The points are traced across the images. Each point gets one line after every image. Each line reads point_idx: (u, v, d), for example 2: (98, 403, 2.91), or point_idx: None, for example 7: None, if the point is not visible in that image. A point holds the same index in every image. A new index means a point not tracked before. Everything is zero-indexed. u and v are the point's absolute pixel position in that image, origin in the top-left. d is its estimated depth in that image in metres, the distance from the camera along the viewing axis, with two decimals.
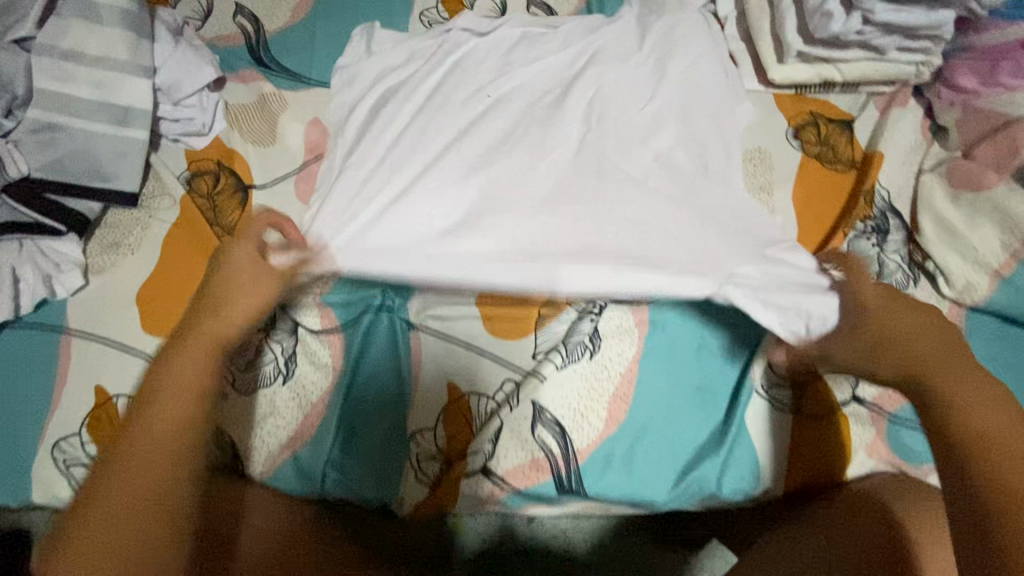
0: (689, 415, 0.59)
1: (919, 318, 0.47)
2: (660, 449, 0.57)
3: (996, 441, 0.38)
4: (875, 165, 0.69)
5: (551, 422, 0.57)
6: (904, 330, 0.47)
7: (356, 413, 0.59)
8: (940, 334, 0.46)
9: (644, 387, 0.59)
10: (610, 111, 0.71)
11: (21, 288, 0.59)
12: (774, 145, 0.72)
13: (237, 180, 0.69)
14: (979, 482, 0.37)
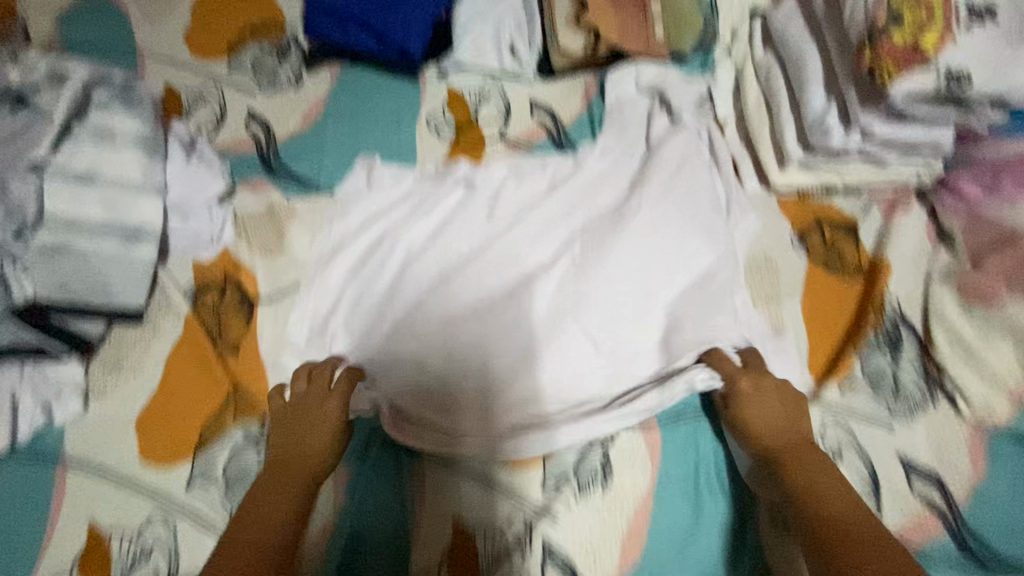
0: (710, 539, 0.57)
1: (770, 408, 0.58)
2: None
3: (833, 512, 0.49)
4: (881, 275, 0.69)
5: (562, 563, 0.55)
6: (759, 417, 0.58)
7: (361, 546, 0.58)
8: (787, 416, 0.58)
9: (658, 522, 0.57)
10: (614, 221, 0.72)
11: (21, 415, 0.59)
12: (779, 252, 0.72)
13: (242, 294, 0.68)
14: (808, 512, 0.50)
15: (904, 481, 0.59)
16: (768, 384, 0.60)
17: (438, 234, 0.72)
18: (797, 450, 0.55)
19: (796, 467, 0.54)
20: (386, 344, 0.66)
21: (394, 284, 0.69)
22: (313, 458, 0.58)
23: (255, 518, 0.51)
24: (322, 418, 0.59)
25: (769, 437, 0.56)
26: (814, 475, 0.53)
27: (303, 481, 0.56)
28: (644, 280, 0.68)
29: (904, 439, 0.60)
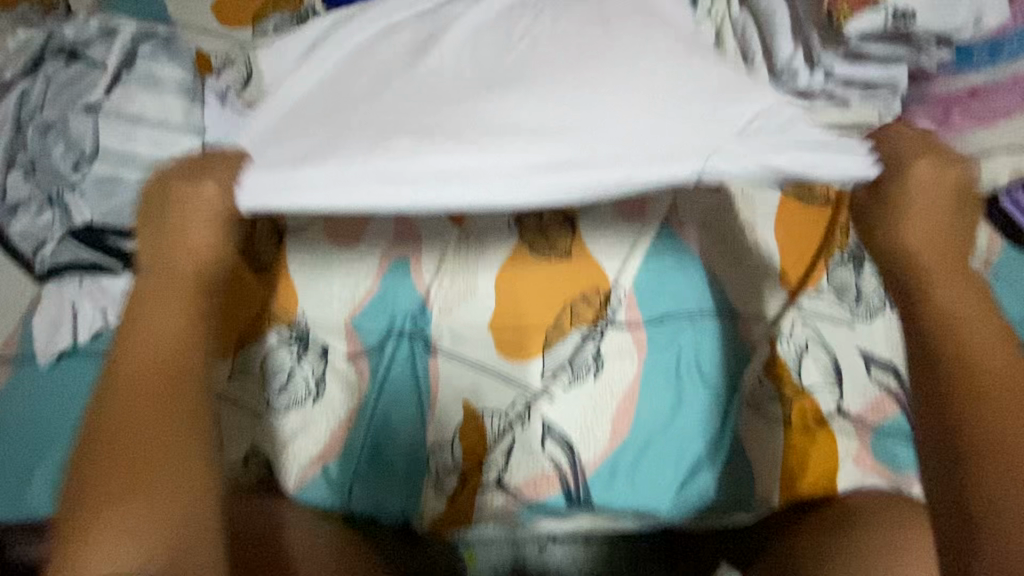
0: (691, 421, 0.64)
1: (926, 229, 0.50)
2: (663, 460, 0.63)
3: (966, 346, 0.44)
4: (846, 201, 0.75)
5: (560, 439, 0.62)
6: (922, 232, 0.50)
7: (381, 427, 0.63)
8: (949, 229, 0.50)
9: (645, 401, 0.64)
10: None
11: (80, 321, 0.66)
12: (755, 185, 0.79)
13: None
14: (919, 313, 0.47)
15: (863, 372, 0.66)
16: (949, 187, 0.50)
17: None
18: (968, 323, 0.45)
19: (951, 277, 0.48)
20: None
21: None
22: (176, 325, 0.46)
23: (143, 398, 0.43)
24: (187, 343, 0.46)
25: (916, 231, 0.50)
26: (954, 281, 0.48)
27: (176, 351, 0.45)
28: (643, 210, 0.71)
29: (864, 337, 0.68)
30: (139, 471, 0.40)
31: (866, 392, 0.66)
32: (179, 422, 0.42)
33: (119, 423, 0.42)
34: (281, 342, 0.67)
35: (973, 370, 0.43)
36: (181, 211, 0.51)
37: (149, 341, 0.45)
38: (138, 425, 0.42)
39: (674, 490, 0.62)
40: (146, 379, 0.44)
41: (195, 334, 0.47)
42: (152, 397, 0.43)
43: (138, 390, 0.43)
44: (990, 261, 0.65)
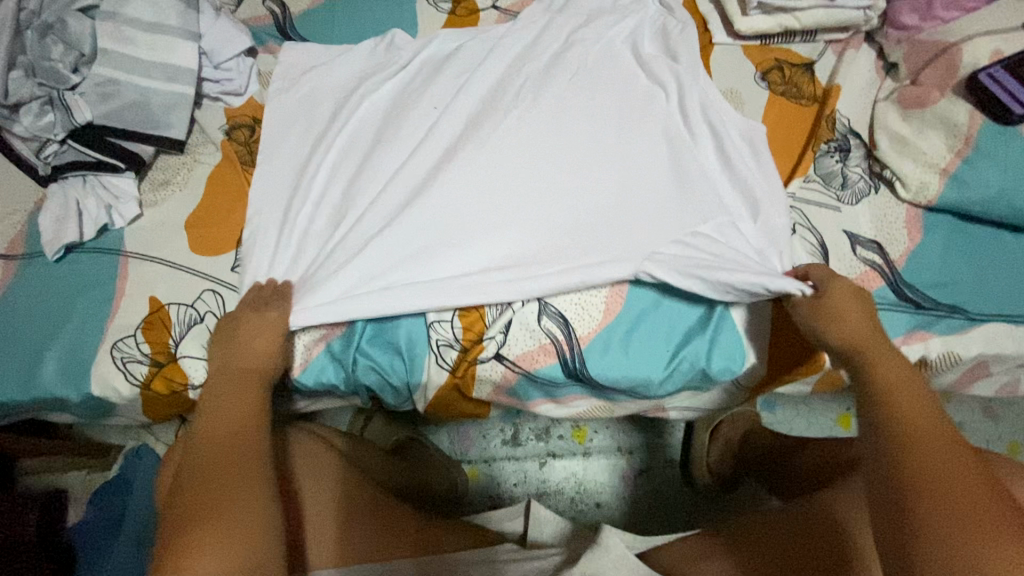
0: (681, 320, 0.65)
1: (853, 308, 0.54)
2: (656, 334, 0.64)
3: (895, 399, 0.47)
4: (832, 97, 0.77)
5: (555, 314, 0.64)
6: (850, 311, 0.54)
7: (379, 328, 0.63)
8: (871, 322, 0.54)
9: (633, 296, 0.65)
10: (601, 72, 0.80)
11: (85, 217, 0.68)
12: (744, 86, 0.81)
13: (266, 126, 0.77)
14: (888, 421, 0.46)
15: (848, 249, 0.68)
16: (848, 291, 0.56)
17: (439, 80, 0.81)
18: (900, 384, 0.48)
19: (883, 356, 0.51)
20: (393, 166, 0.74)
21: (398, 121, 0.78)
22: (252, 412, 0.53)
23: (216, 457, 0.48)
24: (253, 410, 0.53)
25: (842, 329, 0.54)
26: (890, 361, 0.50)
27: (241, 429, 0.51)
28: (622, 121, 0.76)
29: (849, 219, 0.70)
30: (217, 495, 0.46)
31: (852, 267, 0.67)
32: (245, 467, 0.48)
33: (205, 461, 0.48)
34: (280, 237, 0.68)
35: (896, 419, 0.46)
36: (240, 337, 0.58)
37: (221, 418, 0.51)
38: (215, 472, 0.47)
39: (668, 360, 0.64)
40: (222, 441, 0.50)
41: (261, 409, 0.53)
42: (219, 484, 0.46)
43: (203, 460, 0.48)
44: (970, 135, 0.67)
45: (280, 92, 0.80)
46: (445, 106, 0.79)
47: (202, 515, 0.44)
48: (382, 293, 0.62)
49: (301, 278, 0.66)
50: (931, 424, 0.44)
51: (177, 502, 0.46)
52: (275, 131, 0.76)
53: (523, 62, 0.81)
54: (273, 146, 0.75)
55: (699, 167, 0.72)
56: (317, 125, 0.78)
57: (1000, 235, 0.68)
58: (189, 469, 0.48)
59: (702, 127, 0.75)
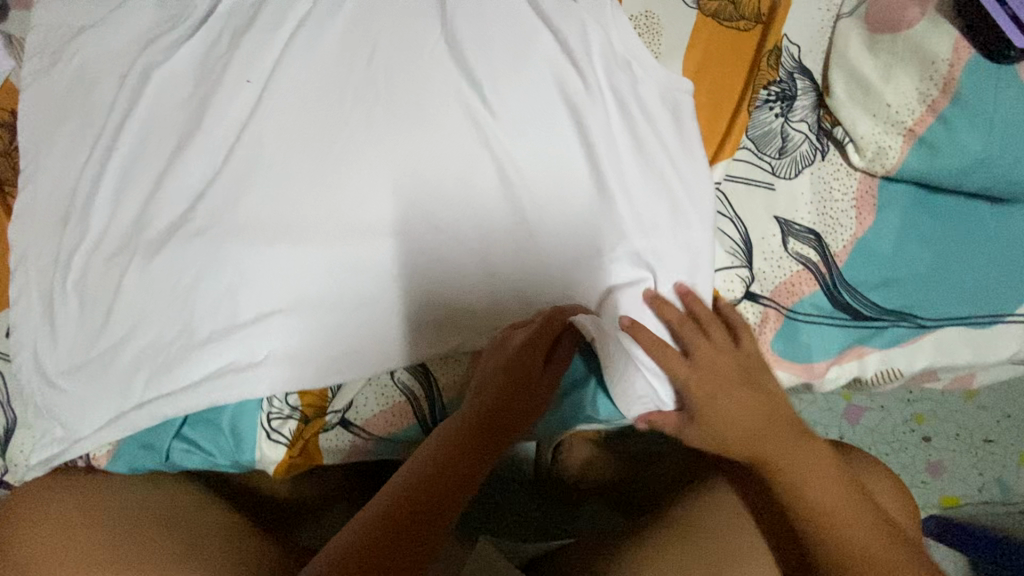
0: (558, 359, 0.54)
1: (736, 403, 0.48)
2: None
3: (822, 504, 0.42)
4: (778, 19, 0.58)
5: (412, 364, 0.54)
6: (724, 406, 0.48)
7: (200, 425, 0.53)
8: (749, 414, 0.48)
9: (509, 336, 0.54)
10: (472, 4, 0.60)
11: None
12: (664, 5, 0.60)
13: (23, 125, 0.58)
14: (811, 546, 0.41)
15: (779, 243, 0.54)
16: (720, 371, 0.49)
17: (255, 30, 0.60)
18: (816, 472, 0.44)
19: (795, 453, 0.45)
20: (202, 168, 0.57)
21: (205, 99, 0.59)
22: (529, 405, 0.49)
23: (470, 437, 0.45)
24: (529, 394, 0.49)
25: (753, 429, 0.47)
26: (796, 454, 0.45)
27: (523, 405, 0.49)
28: (503, 75, 0.58)
29: (783, 201, 0.54)
30: (456, 463, 0.43)
31: (781, 269, 0.53)
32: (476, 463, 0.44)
33: (410, 488, 0.41)
34: (62, 289, 0.54)
35: (823, 518, 0.42)
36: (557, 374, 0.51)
37: (508, 383, 0.48)
38: (468, 441, 0.45)
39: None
40: (477, 419, 0.47)
41: (526, 397, 0.49)
42: (468, 452, 0.44)
43: (431, 474, 0.42)
44: (951, 79, 0.50)
45: (39, 72, 0.59)
46: (265, 70, 0.59)
47: (441, 478, 0.42)
48: (199, 363, 0.52)
49: (102, 336, 0.53)
50: (865, 536, 0.40)
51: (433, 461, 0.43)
52: (39, 131, 0.58)
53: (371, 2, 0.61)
54: (35, 155, 0.57)
55: (595, 143, 0.55)
56: (93, 118, 0.58)
57: (975, 209, 0.53)
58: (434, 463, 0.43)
59: (599, 86, 0.57)
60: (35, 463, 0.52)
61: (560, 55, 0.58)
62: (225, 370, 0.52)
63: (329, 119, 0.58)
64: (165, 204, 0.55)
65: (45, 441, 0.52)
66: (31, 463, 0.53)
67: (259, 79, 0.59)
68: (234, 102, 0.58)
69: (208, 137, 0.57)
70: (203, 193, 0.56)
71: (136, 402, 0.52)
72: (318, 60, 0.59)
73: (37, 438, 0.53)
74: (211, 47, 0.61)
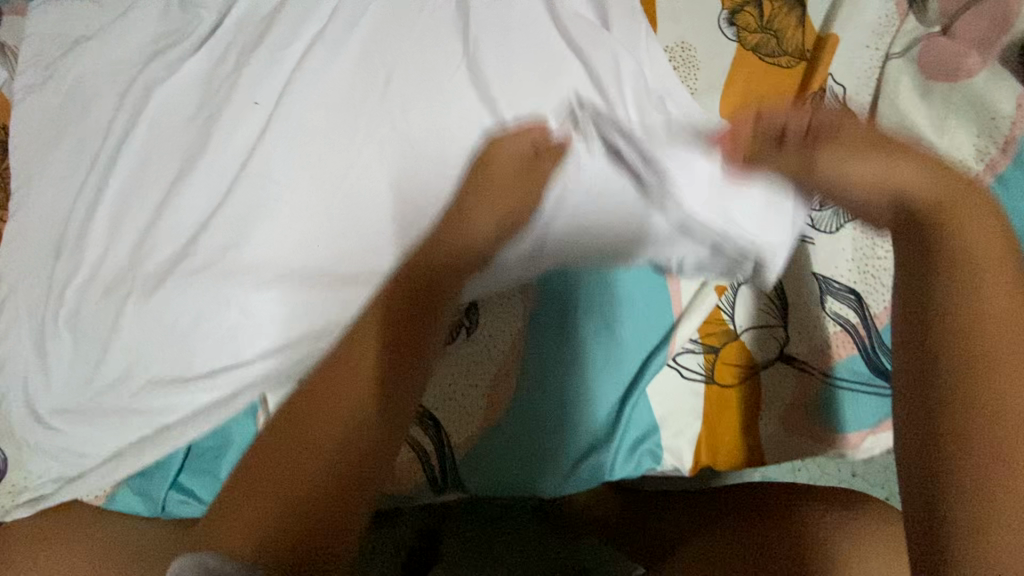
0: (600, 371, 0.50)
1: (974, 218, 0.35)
2: (579, 398, 0.50)
3: (984, 348, 0.31)
4: (824, 59, 0.54)
5: (423, 417, 0.50)
6: (982, 234, 0.34)
7: (200, 471, 0.50)
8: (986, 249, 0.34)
9: (529, 374, 0.50)
10: (497, 29, 0.57)
11: None
12: (701, 37, 0.57)
13: (15, 142, 0.54)
14: (950, 368, 0.32)
15: (815, 302, 0.51)
16: (993, 241, 0.34)
17: (264, 47, 0.56)
18: (987, 263, 0.33)
19: (968, 207, 0.35)
20: (204, 194, 0.53)
21: (210, 120, 0.55)
22: (432, 317, 0.41)
23: (335, 388, 0.38)
24: (422, 305, 0.41)
25: (917, 188, 0.36)
26: (1011, 335, 0.31)
27: (416, 321, 0.40)
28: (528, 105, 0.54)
29: (822, 256, 0.51)
30: (301, 433, 0.37)
31: (817, 329, 0.50)
32: (341, 401, 0.37)
33: (281, 424, 0.38)
34: (52, 322, 0.50)
35: (1013, 470, 0.29)
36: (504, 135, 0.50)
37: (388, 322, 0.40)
38: (323, 389, 0.38)
39: (565, 433, 0.50)
40: (341, 362, 0.39)
41: (408, 309, 0.40)
42: (326, 404, 0.37)
43: (285, 462, 0.35)
44: (1012, 138, 0.48)
45: (34, 85, 0.56)
46: (275, 90, 0.56)
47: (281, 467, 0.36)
48: (201, 407, 0.49)
49: (96, 375, 0.50)
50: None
51: (273, 432, 0.38)
52: (31, 149, 0.54)
53: (390, 20, 0.57)
54: (28, 177, 0.53)
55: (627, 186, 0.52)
56: (90, 137, 0.55)
57: None
58: (262, 480, 0.36)
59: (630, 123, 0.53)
60: (23, 500, 0.49)
61: (589, 87, 0.54)
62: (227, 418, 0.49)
63: (341, 145, 0.54)
64: (166, 236, 0.52)
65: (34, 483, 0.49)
66: (18, 501, 0.49)
67: (268, 100, 0.56)
68: (241, 124, 0.55)
69: (213, 161, 0.54)
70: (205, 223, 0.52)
71: (135, 447, 0.49)
72: (329, 81, 0.56)
73: (30, 475, 0.49)
74: (216, 63, 0.57)
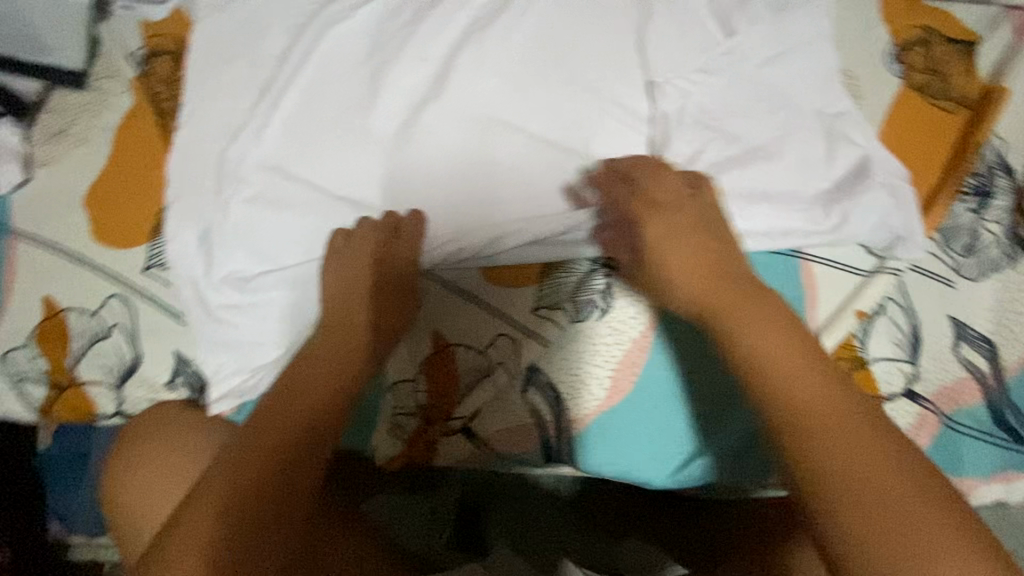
0: (702, 377, 0.50)
1: (691, 247, 0.43)
2: (693, 406, 0.50)
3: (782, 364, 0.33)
4: (990, 111, 0.55)
5: (546, 386, 0.50)
6: (680, 257, 0.43)
7: None
8: (721, 264, 0.42)
9: (657, 363, 0.50)
10: (672, 20, 0.56)
11: None
12: (867, 67, 0.57)
13: (192, 59, 0.55)
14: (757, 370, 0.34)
15: (949, 345, 0.51)
16: (709, 269, 0.41)
17: (440, 6, 0.58)
18: (793, 368, 0.33)
19: (744, 303, 0.37)
20: (363, 137, 0.55)
21: (377, 66, 0.56)
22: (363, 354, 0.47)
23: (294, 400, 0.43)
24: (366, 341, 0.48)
25: (681, 277, 0.42)
26: (754, 310, 0.36)
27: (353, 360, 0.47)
28: (693, 102, 0.54)
29: (962, 303, 0.52)
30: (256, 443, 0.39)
31: (945, 372, 0.51)
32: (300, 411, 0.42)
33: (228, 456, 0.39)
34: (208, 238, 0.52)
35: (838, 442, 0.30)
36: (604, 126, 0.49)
37: (329, 345, 0.47)
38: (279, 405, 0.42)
39: (690, 435, 0.50)
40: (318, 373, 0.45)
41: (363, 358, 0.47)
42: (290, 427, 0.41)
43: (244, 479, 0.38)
44: None
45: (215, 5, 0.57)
46: (444, 48, 0.57)
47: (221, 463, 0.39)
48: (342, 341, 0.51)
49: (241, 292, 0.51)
50: (841, 439, 0.30)
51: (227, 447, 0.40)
52: (202, 65, 0.55)
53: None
54: (201, 91, 0.55)
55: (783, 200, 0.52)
56: (262, 64, 0.56)
57: None
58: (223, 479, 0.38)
59: (795, 138, 0.53)
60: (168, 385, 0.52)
61: (759, 95, 0.54)
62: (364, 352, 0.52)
63: (503, 112, 0.55)
64: (324, 171, 0.54)
65: (173, 373, 0.52)
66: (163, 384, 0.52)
67: (437, 56, 0.57)
68: (407, 76, 0.56)
69: (377, 107, 0.55)
70: (365, 167, 0.54)
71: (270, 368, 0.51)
72: (498, 47, 0.56)
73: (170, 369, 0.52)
74: (389, 14, 0.58)
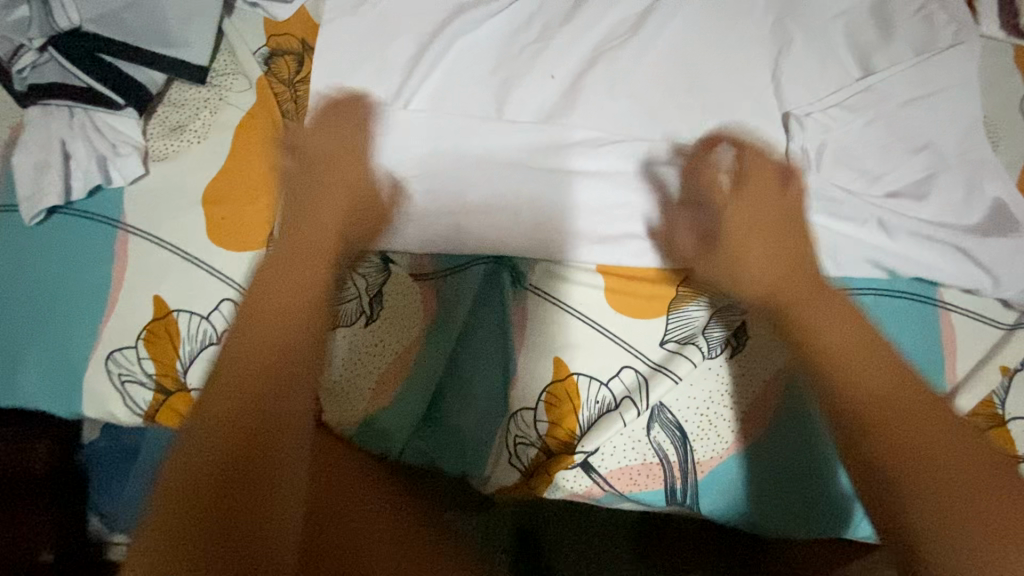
0: None
1: (771, 244, 0.47)
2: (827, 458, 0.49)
3: (853, 364, 0.37)
4: None
5: (671, 424, 0.49)
6: (761, 240, 0.48)
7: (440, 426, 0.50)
8: (795, 257, 0.46)
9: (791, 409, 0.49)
10: (808, 56, 0.55)
11: (73, 168, 0.50)
12: (1003, 115, 0.56)
13: (318, 62, 0.54)
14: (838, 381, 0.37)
15: None
16: (778, 256, 0.46)
17: (570, 26, 0.57)
18: (867, 381, 0.36)
19: (810, 300, 0.43)
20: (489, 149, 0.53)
21: (504, 81, 0.55)
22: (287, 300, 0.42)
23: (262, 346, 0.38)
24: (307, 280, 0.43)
25: (754, 268, 0.47)
26: (817, 306, 0.42)
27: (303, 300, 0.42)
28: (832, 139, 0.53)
29: None
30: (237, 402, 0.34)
31: None
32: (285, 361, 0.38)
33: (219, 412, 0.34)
34: None
35: (913, 465, 0.32)
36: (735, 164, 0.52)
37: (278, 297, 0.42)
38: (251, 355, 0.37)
39: (813, 479, 0.48)
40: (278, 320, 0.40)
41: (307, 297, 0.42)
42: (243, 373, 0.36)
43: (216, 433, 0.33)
44: None
45: (343, 9, 0.56)
46: (572, 67, 0.56)
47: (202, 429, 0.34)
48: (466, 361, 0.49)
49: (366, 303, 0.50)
50: (933, 445, 0.33)
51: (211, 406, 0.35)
52: (329, 69, 0.54)
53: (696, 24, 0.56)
54: (327, 96, 0.53)
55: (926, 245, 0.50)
56: (388, 72, 0.55)
57: None
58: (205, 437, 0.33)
59: (937, 183, 0.52)
60: None
61: (899, 136, 0.53)
62: (486, 376, 0.50)
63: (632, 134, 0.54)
64: (450, 182, 0.52)
65: None
66: None
67: (565, 75, 0.55)
68: (535, 93, 0.55)
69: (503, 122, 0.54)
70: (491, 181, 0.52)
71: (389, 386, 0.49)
72: (628, 70, 0.55)
73: None
74: (518, 29, 0.57)
